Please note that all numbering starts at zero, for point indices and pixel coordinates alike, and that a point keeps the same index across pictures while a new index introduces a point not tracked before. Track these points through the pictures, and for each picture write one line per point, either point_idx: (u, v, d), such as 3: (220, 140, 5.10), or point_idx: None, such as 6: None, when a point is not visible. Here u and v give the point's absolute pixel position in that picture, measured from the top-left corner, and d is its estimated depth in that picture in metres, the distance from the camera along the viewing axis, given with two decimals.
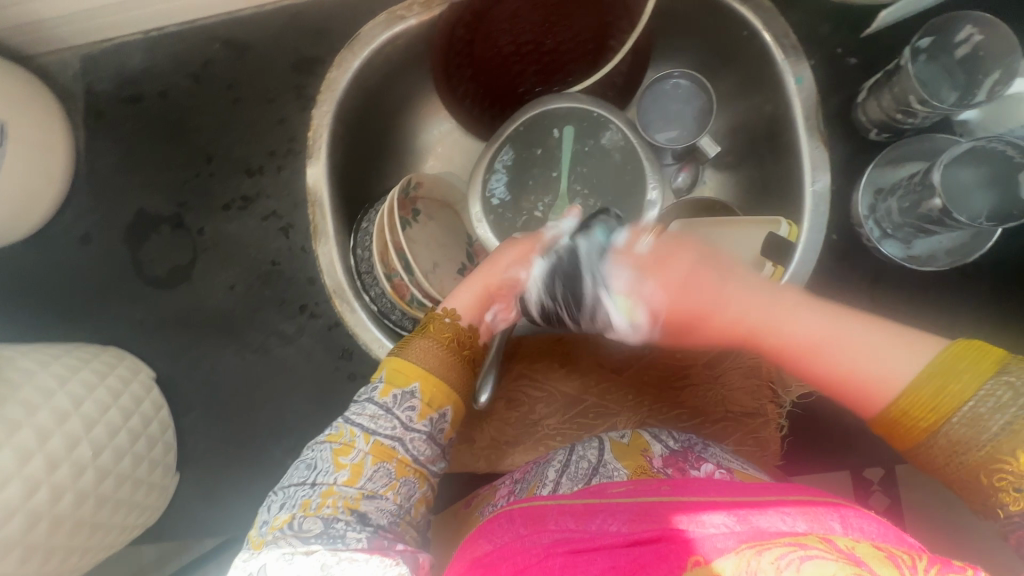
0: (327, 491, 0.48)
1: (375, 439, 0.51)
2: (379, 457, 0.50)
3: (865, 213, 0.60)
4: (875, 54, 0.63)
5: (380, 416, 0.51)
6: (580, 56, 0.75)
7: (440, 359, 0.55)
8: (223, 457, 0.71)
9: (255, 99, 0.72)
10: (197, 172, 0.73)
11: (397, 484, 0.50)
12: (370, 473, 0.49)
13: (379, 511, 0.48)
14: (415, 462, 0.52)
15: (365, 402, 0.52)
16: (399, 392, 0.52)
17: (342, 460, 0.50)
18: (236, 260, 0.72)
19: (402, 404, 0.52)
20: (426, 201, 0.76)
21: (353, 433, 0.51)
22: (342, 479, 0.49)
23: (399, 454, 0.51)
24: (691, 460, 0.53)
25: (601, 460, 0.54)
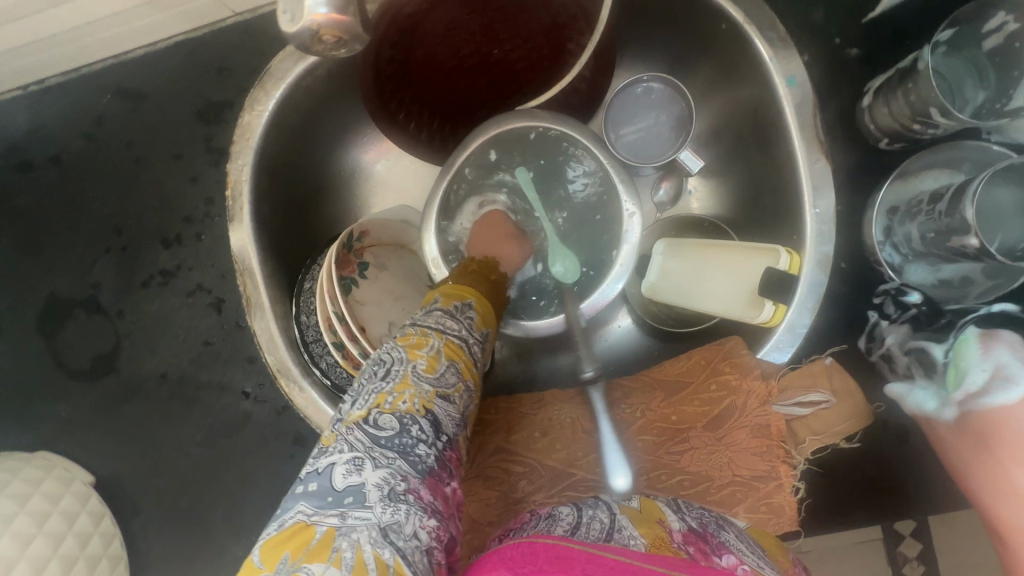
0: (401, 384, 0.41)
1: (447, 336, 0.45)
2: (451, 357, 0.44)
3: (880, 239, 0.52)
4: (880, 42, 0.53)
5: (447, 317, 0.46)
6: (534, 64, 0.63)
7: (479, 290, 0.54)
8: (180, 560, 0.64)
9: (162, 156, 0.62)
10: (109, 246, 0.64)
11: (463, 389, 0.44)
12: (443, 372, 0.43)
13: (447, 416, 0.42)
14: (476, 368, 0.47)
15: (431, 309, 0.47)
16: (459, 303, 0.49)
17: (417, 350, 0.43)
18: (164, 343, 0.63)
19: (461, 313, 0.48)
20: (375, 250, 0.67)
21: (426, 330, 0.45)
22: (419, 368, 0.42)
23: (466, 355, 0.46)
24: (713, 544, 0.45)
25: (615, 523, 0.44)
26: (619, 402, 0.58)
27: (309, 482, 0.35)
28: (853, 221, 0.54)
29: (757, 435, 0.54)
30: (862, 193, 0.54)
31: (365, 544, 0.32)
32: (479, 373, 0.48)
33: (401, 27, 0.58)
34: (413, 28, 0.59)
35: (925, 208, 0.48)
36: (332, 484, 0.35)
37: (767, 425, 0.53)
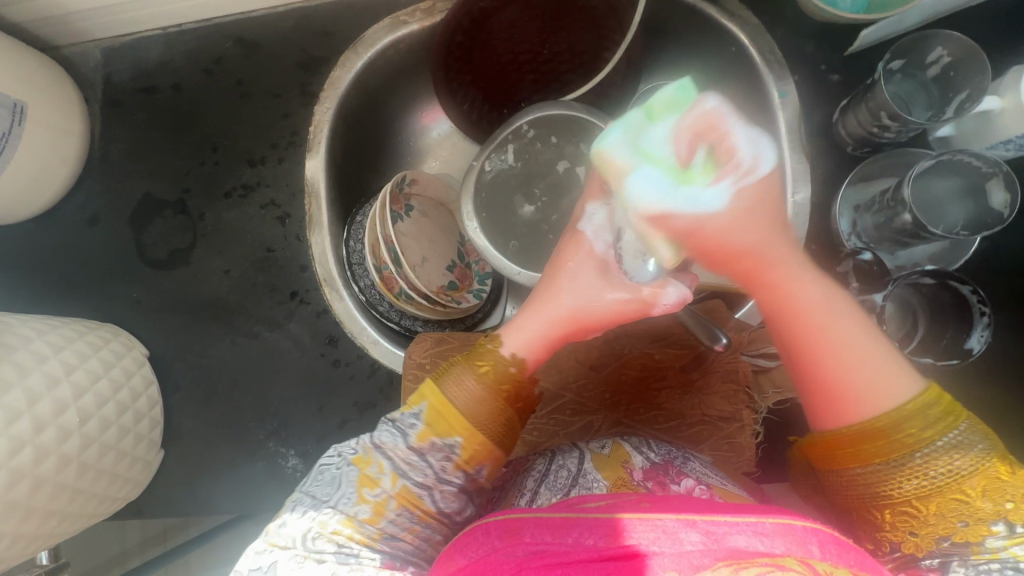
0: (345, 520, 0.47)
1: (402, 484, 0.48)
2: (403, 504, 0.48)
3: (847, 231, 0.61)
4: (857, 71, 0.65)
5: (411, 459, 0.49)
6: (574, 67, 0.77)
7: (485, 404, 0.51)
8: (209, 436, 0.72)
9: (262, 94, 0.76)
10: (203, 161, 0.76)
11: (418, 530, 0.48)
12: (392, 516, 0.48)
13: (396, 551, 0.47)
14: (440, 515, 0.49)
15: (420, 457, 0.49)
16: (438, 442, 0.50)
17: (366, 494, 0.48)
18: (233, 244, 0.74)
19: (437, 455, 0.50)
20: (420, 198, 0.79)
21: (381, 467, 0.49)
22: (362, 514, 0.47)
23: (425, 504, 0.49)
24: (672, 474, 0.51)
25: (581, 470, 0.53)
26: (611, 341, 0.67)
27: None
28: (825, 211, 0.64)
29: (726, 381, 0.63)
30: (834, 190, 0.64)
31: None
32: (444, 525, 0.50)
33: (474, 18, 0.73)
34: (483, 21, 0.73)
35: (876, 200, 0.59)
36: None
37: (736, 375, 0.63)
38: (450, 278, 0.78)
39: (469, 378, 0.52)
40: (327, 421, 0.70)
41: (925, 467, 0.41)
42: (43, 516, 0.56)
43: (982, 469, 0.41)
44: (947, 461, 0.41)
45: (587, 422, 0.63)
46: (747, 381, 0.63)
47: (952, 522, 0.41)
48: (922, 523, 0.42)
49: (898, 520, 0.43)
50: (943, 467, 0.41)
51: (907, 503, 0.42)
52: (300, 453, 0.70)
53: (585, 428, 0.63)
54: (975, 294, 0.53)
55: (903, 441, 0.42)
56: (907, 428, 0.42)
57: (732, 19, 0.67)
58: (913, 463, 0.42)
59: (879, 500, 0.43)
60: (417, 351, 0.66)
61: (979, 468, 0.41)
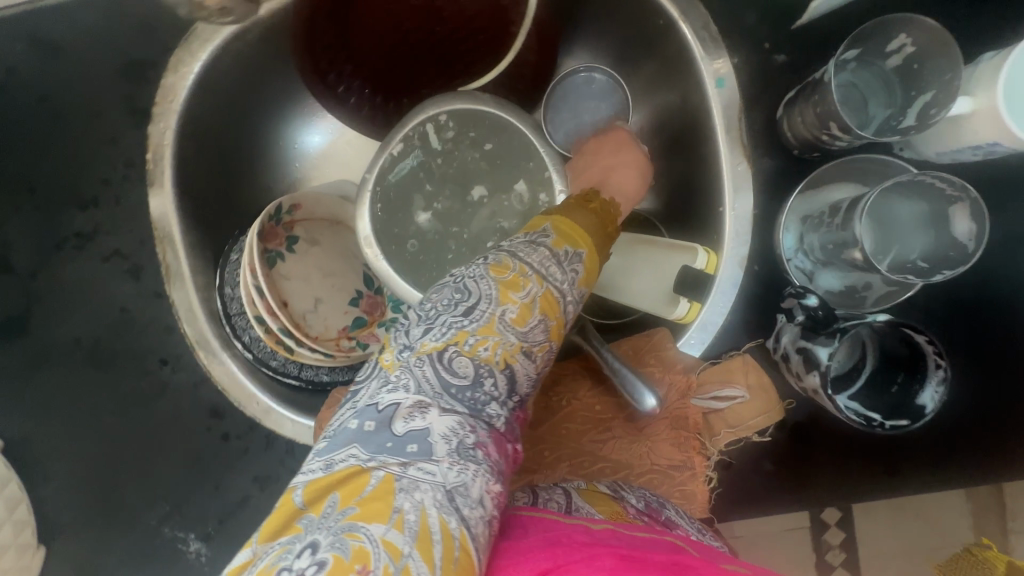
0: (485, 328, 0.35)
1: (549, 286, 0.37)
2: (545, 310, 0.37)
3: (793, 248, 0.53)
4: (809, 47, 0.53)
5: (552, 262, 0.38)
6: (477, 44, 0.63)
7: (598, 229, 0.43)
8: (93, 527, 0.63)
9: (78, 114, 0.59)
10: (19, 206, 0.61)
11: (548, 349, 0.37)
12: (535, 325, 0.36)
13: (522, 378, 0.36)
14: (564, 332, 0.39)
15: (536, 245, 0.38)
16: (570, 250, 0.39)
17: (511, 292, 0.36)
18: (80, 308, 0.61)
19: (568, 263, 0.39)
20: (307, 224, 0.66)
21: (525, 269, 0.36)
22: (509, 316, 0.35)
23: (559, 315, 0.38)
24: (662, 518, 0.47)
25: (573, 502, 0.43)
26: (547, 391, 0.58)
27: (373, 417, 0.31)
28: (770, 225, 0.55)
29: (674, 427, 0.56)
30: (780, 200, 0.55)
31: (430, 507, 0.28)
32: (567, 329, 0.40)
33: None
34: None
35: (826, 219, 0.50)
36: (396, 425, 0.31)
37: (686, 419, 0.56)
38: (355, 315, 0.67)
39: (587, 213, 0.43)
40: (226, 498, 0.62)
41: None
42: None
43: None
44: None
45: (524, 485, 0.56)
46: (699, 425, 0.56)
47: None
48: None
49: None
50: None
51: None
52: (201, 536, 0.63)
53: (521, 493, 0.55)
54: (931, 345, 0.46)
55: None
56: None
57: None
58: None
59: None
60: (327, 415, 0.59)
61: None
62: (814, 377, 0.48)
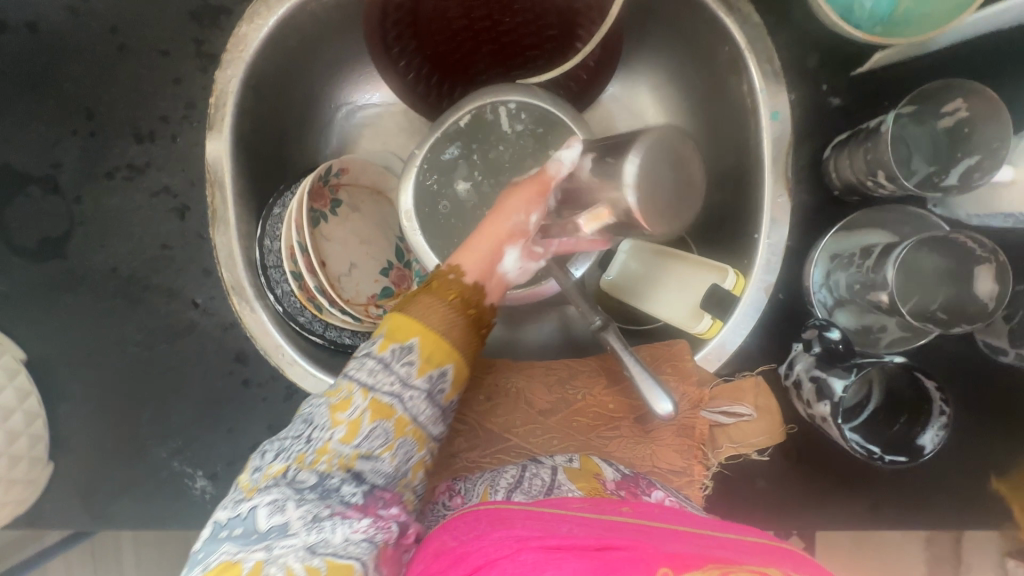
0: (322, 448, 0.42)
1: (373, 394, 0.44)
2: (377, 415, 0.44)
3: (817, 282, 0.56)
4: (861, 95, 0.56)
5: (379, 371, 0.45)
6: (542, 41, 0.65)
7: (442, 314, 0.47)
8: (103, 452, 0.65)
9: (146, 48, 0.60)
10: (74, 130, 0.61)
11: (395, 447, 0.44)
12: (367, 432, 0.43)
13: (375, 473, 0.43)
14: (415, 423, 0.45)
15: (364, 357, 0.46)
16: (398, 347, 0.45)
17: (339, 414, 0.43)
18: (120, 238, 0.62)
19: (400, 359, 0.45)
20: (350, 189, 0.68)
21: (351, 387, 0.44)
22: (338, 436, 0.43)
23: (398, 412, 0.44)
24: (642, 486, 0.50)
25: (555, 480, 0.48)
26: (563, 384, 0.61)
27: (234, 525, 0.39)
28: (799, 258, 0.58)
29: (681, 434, 0.59)
30: (812, 235, 0.57)
31: (294, 563, 0.36)
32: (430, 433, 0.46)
33: None
34: None
35: (856, 262, 0.53)
36: (257, 524, 0.38)
37: (693, 429, 0.58)
38: (384, 284, 0.69)
39: (438, 311, 0.47)
40: (238, 443, 0.64)
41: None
42: None
43: None
44: None
45: None
46: (704, 436, 0.59)
47: None
48: None
49: None
50: None
51: None
52: (208, 475, 0.64)
53: None
54: (938, 391, 0.50)
55: None
56: None
57: (727, 15, 0.56)
58: None
59: None
60: None
61: None
62: (824, 405, 0.51)
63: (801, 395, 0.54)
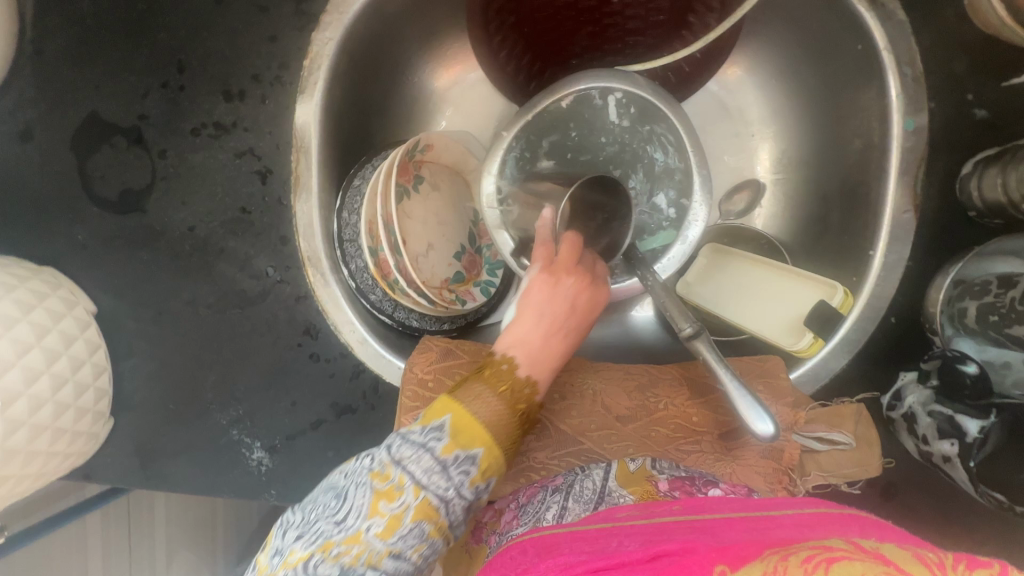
0: (353, 537, 0.40)
1: (425, 493, 0.42)
2: (421, 517, 0.42)
3: (942, 307, 0.52)
4: (1011, 109, 0.51)
5: (434, 472, 0.43)
6: (648, 25, 0.60)
7: (496, 420, 0.46)
8: (164, 413, 0.64)
9: (244, 3, 0.58)
10: (165, 82, 0.60)
11: (425, 547, 0.42)
12: (405, 531, 0.41)
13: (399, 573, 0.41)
14: (450, 530, 0.43)
15: (424, 449, 0.43)
16: (461, 452, 0.43)
17: (382, 503, 0.41)
18: (200, 197, 0.61)
19: (456, 466, 0.43)
20: (433, 167, 0.65)
21: (403, 480, 0.42)
22: (374, 529, 0.40)
23: (441, 517, 0.42)
24: (698, 484, 0.46)
25: (607, 485, 0.47)
26: (644, 390, 0.58)
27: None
28: (918, 280, 0.53)
29: (767, 457, 0.54)
30: (935, 257, 0.53)
31: None
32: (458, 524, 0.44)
33: None
34: None
35: (992, 291, 0.48)
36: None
37: (781, 453, 0.54)
38: (456, 268, 0.67)
39: (487, 397, 0.46)
40: (299, 417, 0.62)
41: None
42: None
43: None
44: None
45: None
46: (792, 461, 0.54)
47: None
48: None
49: None
50: None
51: None
52: (267, 447, 0.63)
53: None
54: None
55: None
56: None
57: (868, 11, 0.52)
58: None
59: None
60: (421, 364, 0.57)
61: None
62: (948, 444, 0.48)
63: (918, 436, 0.50)
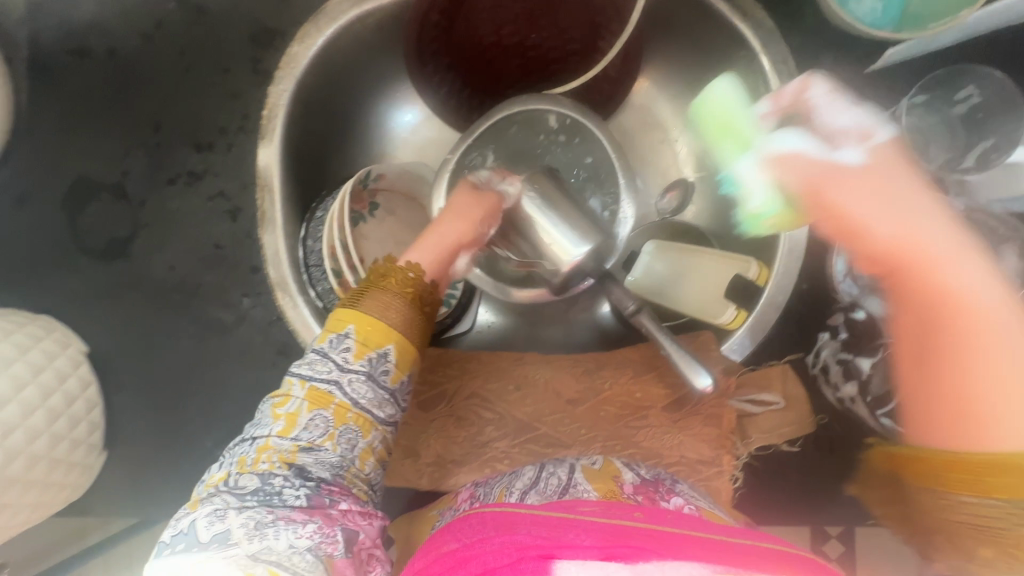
0: (263, 445, 0.47)
1: (311, 384, 0.49)
2: (316, 405, 0.49)
3: (844, 272, 0.57)
4: (875, 93, 0.59)
5: (317, 361, 0.50)
6: (567, 54, 0.69)
7: (402, 316, 0.53)
8: (152, 441, 0.68)
9: (209, 68, 0.67)
10: (143, 141, 0.68)
11: (337, 436, 0.48)
12: (306, 423, 0.48)
13: (318, 463, 0.47)
14: (356, 409, 0.49)
15: (330, 357, 0.50)
16: (334, 336, 0.51)
17: (280, 410, 0.49)
18: (178, 239, 0.68)
19: (337, 347, 0.51)
20: (388, 194, 0.72)
21: (292, 382, 0.50)
22: (278, 430, 0.48)
23: (337, 399, 0.49)
24: (661, 491, 0.50)
25: (572, 479, 0.51)
26: (591, 374, 0.63)
27: (178, 541, 0.42)
28: (821, 248, 0.59)
29: (708, 423, 0.60)
30: None
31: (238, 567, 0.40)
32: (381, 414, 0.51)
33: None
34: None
35: None
36: (198, 536, 0.42)
37: (719, 418, 0.59)
38: None
39: (384, 296, 0.53)
40: None
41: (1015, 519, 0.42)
42: None
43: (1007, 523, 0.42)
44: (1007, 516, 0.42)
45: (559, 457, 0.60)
46: (732, 425, 0.59)
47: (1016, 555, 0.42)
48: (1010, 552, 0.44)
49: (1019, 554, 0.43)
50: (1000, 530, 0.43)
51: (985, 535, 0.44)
52: None
53: None
54: None
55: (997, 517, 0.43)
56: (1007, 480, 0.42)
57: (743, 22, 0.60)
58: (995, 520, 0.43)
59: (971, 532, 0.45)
60: None
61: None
62: (851, 385, 0.58)
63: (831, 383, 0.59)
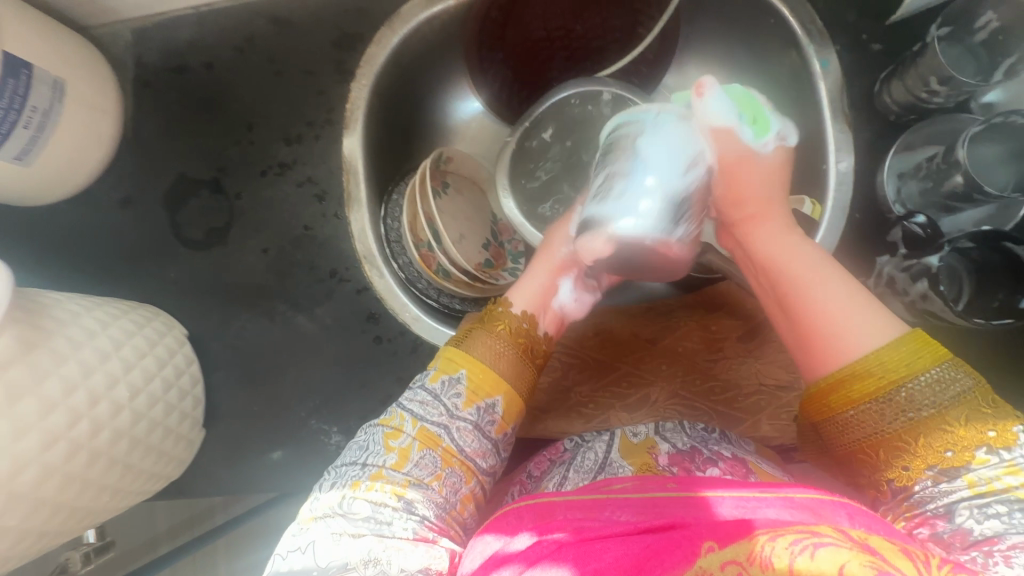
0: (376, 474, 0.47)
1: (421, 425, 0.50)
2: (425, 444, 0.49)
3: (894, 198, 0.63)
4: (899, 40, 0.66)
5: (428, 403, 0.51)
6: (608, 40, 0.77)
7: (506, 357, 0.54)
8: (248, 415, 0.72)
9: (296, 72, 0.75)
10: (238, 140, 0.75)
11: (444, 476, 0.48)
12: (416, 459, 0.48)
13: (426, 501, 0.46)
14: (461, 455, 0.50)
15: (441, 401, 0.51)
16: (447, 379, 0.52)
17: (392, 442, 0.49)
18: (270, 224, 0.74)
19: (448, 392, 0.51)
20: (455, 176, 0.79)
21: (402, 417, 0.51)
22: (391, 462, 0.48)
23: (445, 441, 0.50)
24: (698, 461, 0.49)
25: (608, 456, 0.52)
26: (663, 316, 0.68)
27: (293, 560, 0.43)
28: (867, 180, 0.65)
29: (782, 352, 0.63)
30: (874, 160, 0.65)
31: None
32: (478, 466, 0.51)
33: None
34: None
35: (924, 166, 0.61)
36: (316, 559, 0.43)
37: None
38: (486, 256, 0.78)
39: (491, 340, 0.55)
40: (369, 396, 0.71)
41: (904, 408, 0.42)
42: (99, 489, 0.57)
43: (967, 402, 0.41)
44: (929, 393, 0.42)
45: (644, 392, 0.62)
46: None
47: (978, 436, 0.40)
48: (911, 454, 0.42)
49: (888, 454, 0.43)
50: (922, 403, 0.42)
51: (894, 436, 0.42)
52: (342, 430, 0.71)
53: (641, 399, 0.62)
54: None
55: (883, 379, 0.43)
56: (888, 368, 0.43)
57: None
58: (895, 400, 0.42)
59: (870, 439, 0.43)
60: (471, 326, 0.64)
61: (962, 400, 0.41)
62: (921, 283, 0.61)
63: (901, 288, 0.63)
